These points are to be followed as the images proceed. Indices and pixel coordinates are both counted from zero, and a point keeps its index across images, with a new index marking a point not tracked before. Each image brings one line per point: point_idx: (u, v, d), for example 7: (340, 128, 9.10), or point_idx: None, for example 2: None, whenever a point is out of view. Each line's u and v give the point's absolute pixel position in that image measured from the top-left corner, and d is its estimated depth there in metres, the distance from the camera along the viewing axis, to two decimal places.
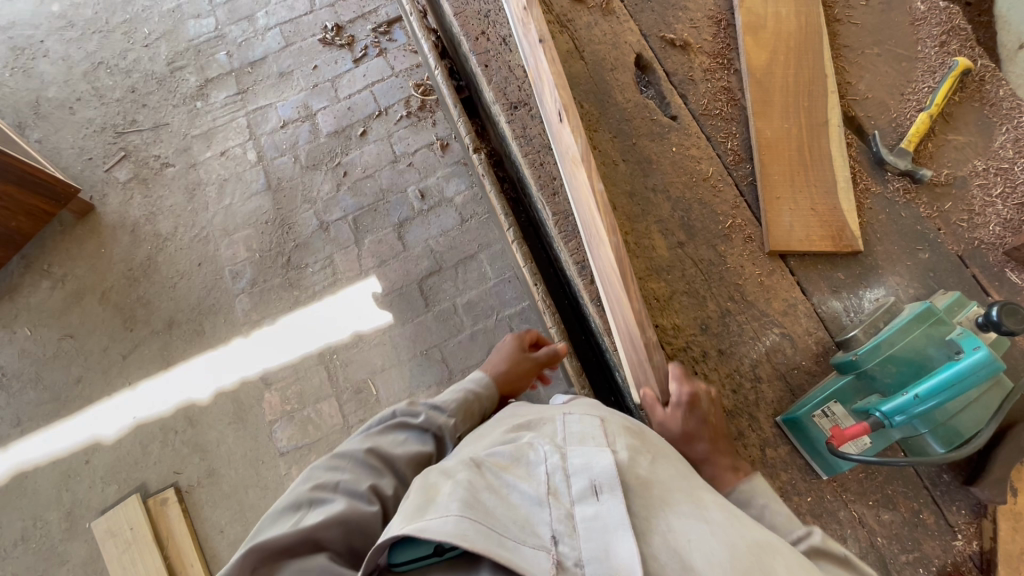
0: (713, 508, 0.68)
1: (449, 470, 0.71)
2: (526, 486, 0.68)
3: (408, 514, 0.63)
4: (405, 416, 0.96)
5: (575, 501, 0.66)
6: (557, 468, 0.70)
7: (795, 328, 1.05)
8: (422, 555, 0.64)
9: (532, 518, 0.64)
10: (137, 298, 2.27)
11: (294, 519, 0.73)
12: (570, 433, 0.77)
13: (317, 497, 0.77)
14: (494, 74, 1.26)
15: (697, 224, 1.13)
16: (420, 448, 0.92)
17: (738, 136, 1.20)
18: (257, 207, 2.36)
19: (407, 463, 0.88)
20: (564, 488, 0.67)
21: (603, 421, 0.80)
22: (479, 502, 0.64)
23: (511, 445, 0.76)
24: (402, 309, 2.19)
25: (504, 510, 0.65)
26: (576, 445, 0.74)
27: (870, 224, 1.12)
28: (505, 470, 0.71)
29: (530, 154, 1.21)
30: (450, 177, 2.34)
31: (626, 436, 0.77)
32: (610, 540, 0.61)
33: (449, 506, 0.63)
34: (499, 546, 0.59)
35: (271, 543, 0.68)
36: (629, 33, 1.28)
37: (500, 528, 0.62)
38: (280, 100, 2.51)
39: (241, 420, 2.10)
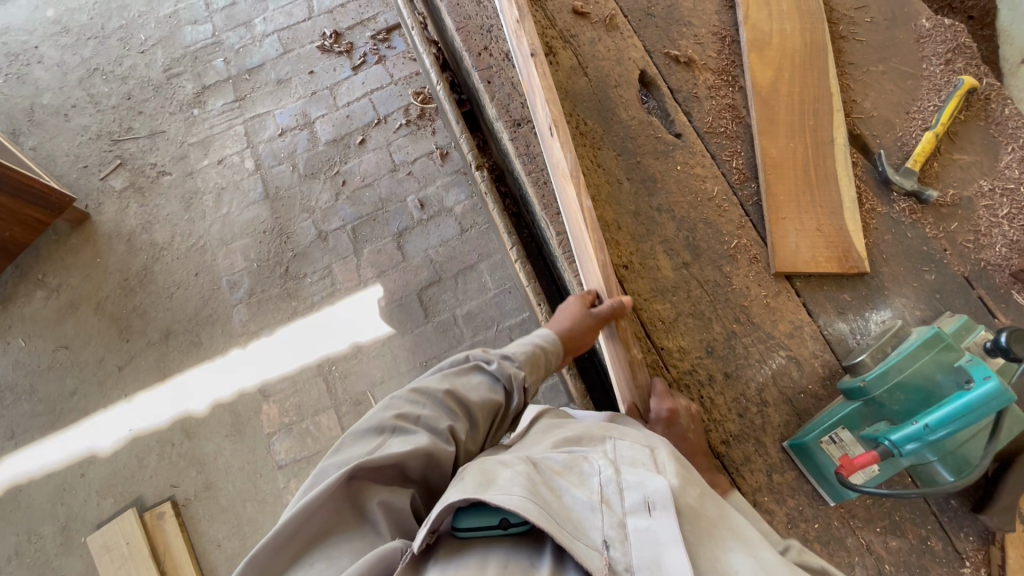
0: (758, 543, 0.70)
1: (510, 459, 0.72)
2: (579, 490, 0.70)
3: (474, 488, 0.65)
4: (480, 361, 0.94)
5: (626, 512, 0.67)
6: (611, 482, 0.71)
7: (801, 351, 1.05)
8: (484, 526, 0.66)
9: (586, 521, 0.66)
10: (133, 308, 2.25)
11: (378, 444, 0.78)
12: (622, 451, 0.78)
13: (401, 426, 0.81)
14: (497, 90, 1.24)
15: (702, 245, 1.12)
16: (491, 395, 0.92)
17: (744, 154, 1.18)
18: (255, 216, 2.34)
19: (480, 409, 0.89)
20: (617, 500, 0.69)
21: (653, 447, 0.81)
22: (540, 491, 0.66)
23: (565, 453, 0.77)
24: (402, 319, 2.17)
25: (561, 507, 0.66)
26: (628, 463, 0.75)
27: (876, 244, 1.11)
28: (559, 474, 0.72)
29: (533, 172, 1.19)
30: (450, 186, 2.32)
31: (674, 463, 0.78)
32: (661, 552, 0.63)
33: (512, 488, 0.65)
34: (557, 530, 0.61)
35: (367, 463, 0.74)
36: (633, 49, 1.27)
37: (557, 516, 0.63)
38: (278, 107, 2.49)
39: (239, 433, 2.08)
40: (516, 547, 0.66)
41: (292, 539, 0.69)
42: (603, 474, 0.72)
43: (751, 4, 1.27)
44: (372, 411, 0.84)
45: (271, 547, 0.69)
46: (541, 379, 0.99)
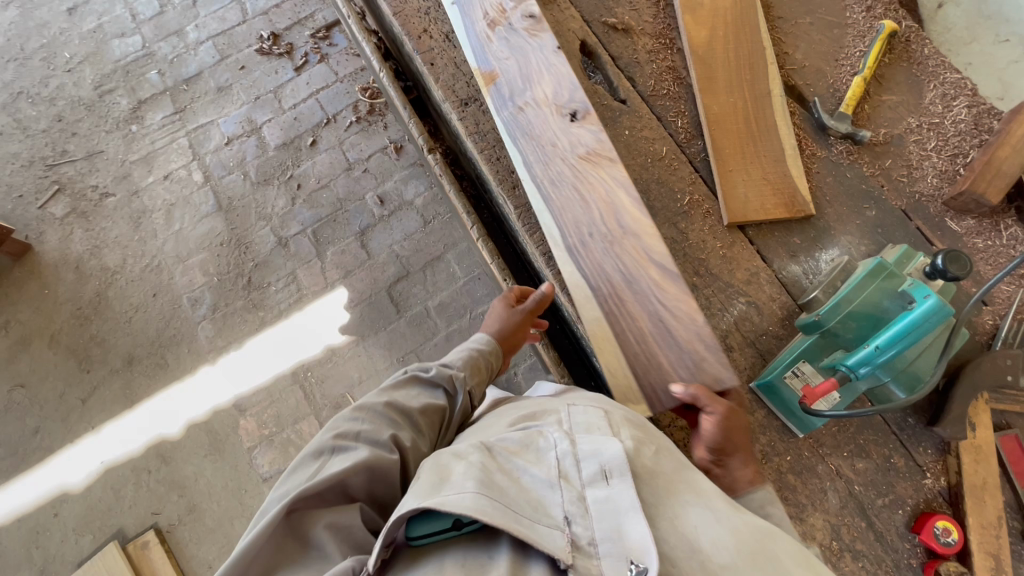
0: (714, 495, 0.74)
1: (465, 450, 0.75)
2: (537, 469, 0.73)
3: (427, 489, 0.67)
4: (417, 373, 1.02)
5: (585, 485, 0.71)
6: (567, 455, 0.75)
7: (760, 296, 1.09)
8: (439, 529, 0.68)
9: (545, 501, 0.69)
10: (91, 337, 2.16)
11: (317, 466, 0.80)
12: (577, 422, 0.82)
13: (340, 445, 0.83)
14: (441, 72, 1.24)
15: (657, 204, 1.15)
16: (433, 401, 0.98)
17: (688, 114, 1.22)
18: (209, 230, 2.27)
19: (421, 416, 0.95)
20: (575, 473, 0.73)
21: (608, 412, 0.85)
22: (493, 482, 0.69)
23: (522, 433, 0.81)
24: (373, 318, 2.15)
25: (518, 492, 0.69)
26: (583, 433, 0.79)
27: (819, 188, 1.16)
28: (516, 455, 0.76)
29: (485, 149, 1.19)
30: (408, 179, 2.30)
31: (630, 427, 0.82)
32: (622, 521, 0.66)
33: (465, 484, 0.67)
34: (513, 520, 0.64)
35: (307, 491, 0.75)
36: (572, 20, 1.29)
37: (513, 504, 0.66)
38: (221, 116, 2.42)
39: (219, 451, 2.03)
40: (473, 544, 0.67)
41: None
42: (559, 448, 0.76)
43: None
44: (312, 439, 0.86)
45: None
46: (484, 380, 1.08)
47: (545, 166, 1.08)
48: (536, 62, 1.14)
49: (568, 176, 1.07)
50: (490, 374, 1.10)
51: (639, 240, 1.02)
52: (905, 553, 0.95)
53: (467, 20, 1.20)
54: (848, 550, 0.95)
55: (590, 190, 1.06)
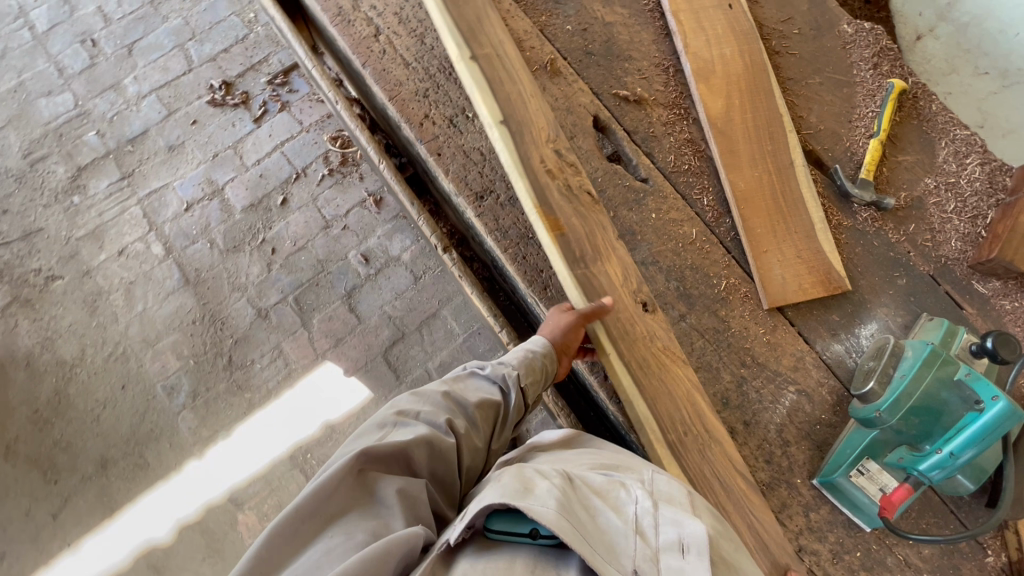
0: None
1: (550, 469, 0.75)
2: (614, 515, 0.71)
3: (514, 493, 0.68)
4: (475, 368, 0.99)
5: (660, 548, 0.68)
6: (647, 514, 0.72)
7: (808, 382, 1.06)
8: (514, 531, 0.69)
9: (617, 547, 0.67)
10: (55, 442, 1.94)
11: (381, 433, 0.81)
12: (660, 486, 0.78)
13: (402, 420, 0.84)
14: (450, 163, 1.15)
15: (694, 292, 1.10)
16: (488, 396, 0.94)
17: (713, 189, 1.18)
18: (178, 307, 2.07)
19: (477, 409, 0.91)
20: (652, 534, 0.69)
21: (693, 492, 0.80)
22: (574, 509, 0.68)
23: (605, 476, 0.79)
24: (372, 387, 2.03)
25: (594, 526, 0.68)
26: (667, 500, 0.75)
27: (850, 259, 1.15)
28: (596, 493, 0.75)
29: (509, 247, 1.11)
30: (392, 234, 2.18)
31: (712, 515, 0.77)
32: None
33: (548, 499, 0.67)
34: (588, 550, 0.63)
35: (373, 451, 0.76)
36: (581, 94, 1.22)
37: (589, 536, 0.65)
38: (176, 178, 2.21)
39: (218, 552, 1.85)
40: (542, 556, 0.69)
41: (306, 518, 0.71)
42: (641, 504, 0.73)
43: (688, 32, 1.24)
44: (376, 411, 0.87)
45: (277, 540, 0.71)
46: (541, 383, 0.98)
47: (632, 360, 1.02)
48: (600, 234, 1.07)
49: (653, 367, 1.02)
50: (546, 378, 0.99)
51: (722, 446, 0.99)
52: None
53: (520, 162, 1.07)
54: None
55: (678, 389, 1.01)
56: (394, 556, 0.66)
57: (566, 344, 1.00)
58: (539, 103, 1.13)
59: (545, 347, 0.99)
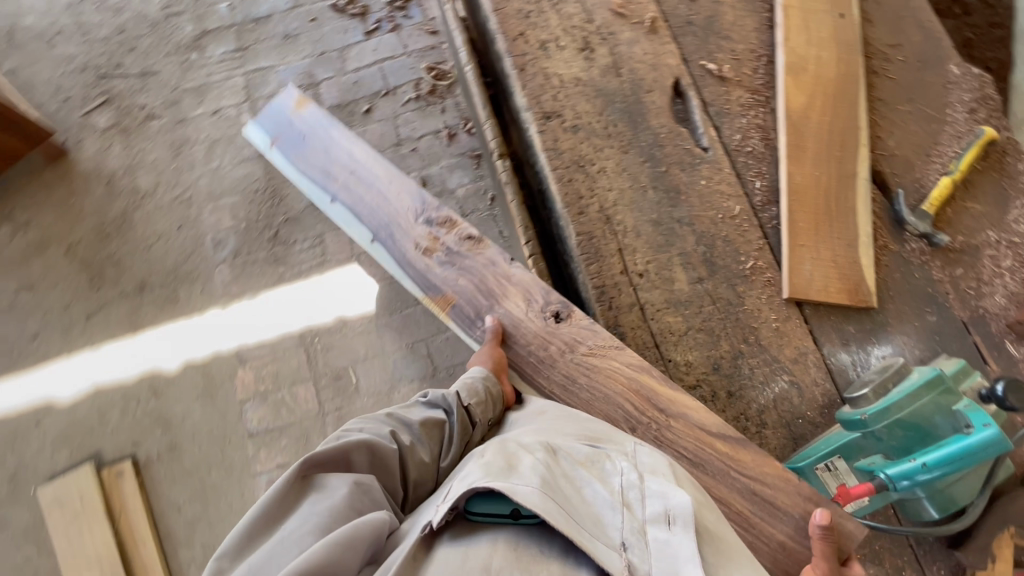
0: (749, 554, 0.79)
1: (532, 445, 0.82)
2: (601, 486, 0.78)
3: (499, 472, 0.74)
4: (421, 399, 1.08)
5: (646, 520, 0.75)
6: (634, 486, 0.79)
7: (804, 377, 1.07)
8: (498, 511, 0.76)
9: (605, 518, 0.74)
10: (108, 255, 2.14)
11: (330, 440, 0.92)
12: (643, 460, 0.85)
13: (346, 432, 0.94)
14: (529, 80, 1.21)
15: (719, 262, 1.12)
16: (431, 416, 1.03)
17: (769, 177, 1.19)
18: (247, 174, 2.24)
19: (421, 427, 1.00)
20: (638, 506, 0.76)
21: (672, 463, 0.88)
22: (558, 483, 0.75)
23: (590, 448, 0.86)
24: (391, 298, 2.12)
25: (580, 501, 0.75)
26: (650, 473, 0.82)
27: (885, 281, 1.14)
28: (580, 466, 0.81)
29: (559, 168, 1.16)
30: (454, 168, 2.27)
31: (692, 487, 0.85)
32: (677, 566, 0.70)
33: (532, 476, 0.74)
34: (574, 527, 0.70)
35: (317, 456, 0.86)
36: (670, 55, 1.26)
37: (575, 513, 0.72)
38: (282, 63, 2.38)
39: (212, 396, 2.00)
40: (526, 534, 0.75)
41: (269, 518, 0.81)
42: (626, 477, 0.80)
43: (792, 28, 1.26)
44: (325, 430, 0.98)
45: (243, 542, 0.79)
46: (489, 404, 1.04)
47: (558, 377, 1.06)
48: (490, 278, 1.15)
49: (582, 380, 1.04)
50: (494, 402, 1.05)
51: (687, 418, 0.98)
52: None
53: (399, 259, 1.20)
54: None
55: (614, 380, 1.02)
56: (357, 539, 0.76)
57: (501, 363, 1.08)
58: (400, 188, 1.26)
59: (483, 372, 1.05)
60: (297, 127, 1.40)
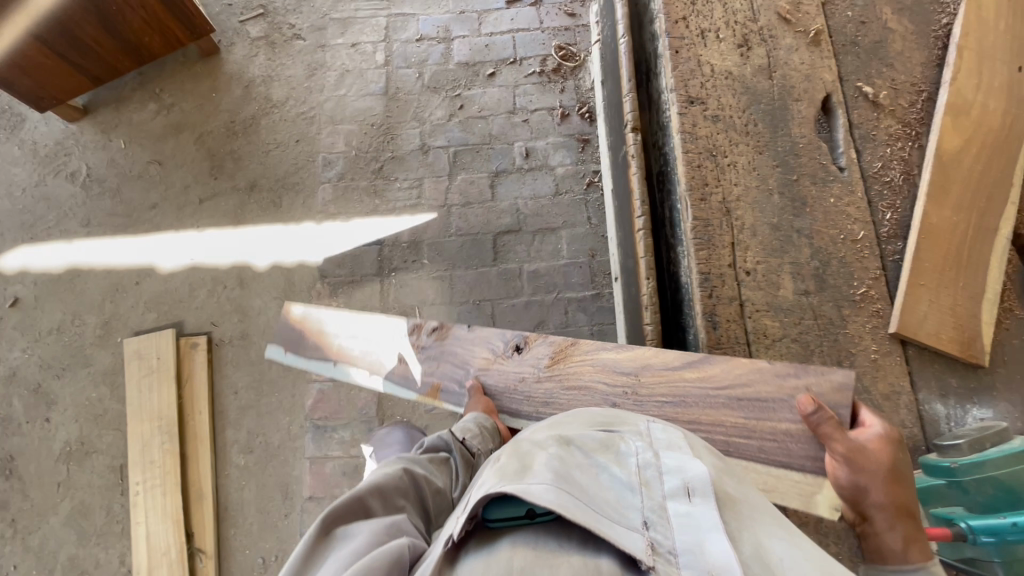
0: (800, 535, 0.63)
1: (542, 440, 0.71)
2: (616, 470, 0.66)
3: (512, 475, 0.63)
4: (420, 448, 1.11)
5: (666, 496, 0.62)
6: (649, 464, 0.66)
7: (891, 415, 1.04)
8: (513, 515, 0.64)
9: (622, 502, 0.62)
10: (230, 151, 2.32)
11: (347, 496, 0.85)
12: (657, 432, 0.72)
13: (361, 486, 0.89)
14: (682, 63, 1.23)
15: (830, 280, 1.11)
16: (433, 455, 1.05)
17: (901, 211, 1.16)
18: (368, 108, 2.37)
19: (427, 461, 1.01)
20: (657, 482, 0.64)
21: (688, 434, 0.75)
22: (571, 474, 0.63)
23: (602, 431, 0.73)
24: (470, 254, 2.19)
25: (596, 489, 0.63)
26: (666, 446, 0.70)
27: (1001, 344, 1.08)
28: (595, 452, 0.69)
29: (691, 152, 1.18)
30: (559, 147, 2.31)
31: (710, 454, 0.72)
32: (704, 537, 0.57)
33: (545, 474, 0.62)
34: (591, 518, 0.58)
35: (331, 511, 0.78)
36: (827, 70, 1.24)
37: (591, 502, 0.60)
38: (424, 13, 2.50)
39: (288, 300, 2.14)
40: (546, 534, 0.62)
41: None
42: (640, 455, 0.68)
43: (963, 69, 1.22)
44: None
45: None
46: (486, 439, 1.09)
47: (542, 390, 1.18)
48: (461, 350, 1.27)
49: (559, 390, 1.16)
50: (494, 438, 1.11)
51: (655, 368, 1.09)
52: None
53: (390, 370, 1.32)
54: None
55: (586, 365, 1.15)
56: (382, 563, 0.66)
57: (489, 405, 1.18)
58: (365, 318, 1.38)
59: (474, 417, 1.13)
60: (298, 327, 1.40)
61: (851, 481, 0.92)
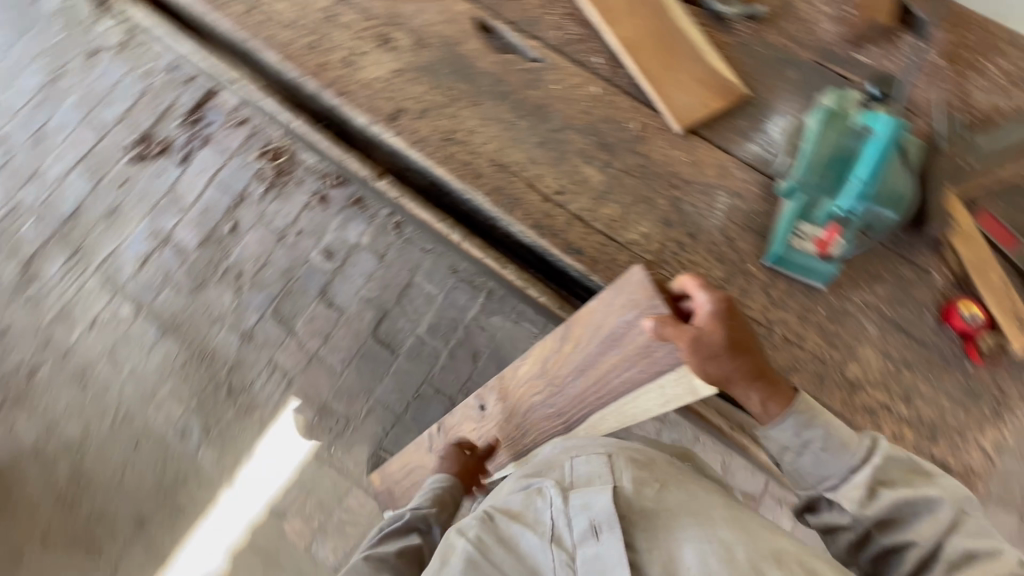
0: (717, 522, 0.90)
1: (469, 524, 0.97)
2: (532, 533, 0.93)
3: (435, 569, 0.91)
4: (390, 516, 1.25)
5: (576, 543, 0.88)
6: (562, 515, 0.93)
7: (736, 184, 1.15)
8: None
9: (538, 565, 0.89)
10: (86, 518, 1.96)
11: None
12: (578, 475, 1.01)
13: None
14: (357, 98, 1.21)
15: (611, 140, 1.18)
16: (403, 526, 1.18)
17: (602, 50, 1.25)
18: (165, 356, 2.11)
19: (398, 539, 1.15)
20: (567, 534, 0.90)
21: (610, 458, 1.04)
22: (487, 557, 0.90)
23: (525, 491, 1.02)
24: (372, 368, 2.10)
25: (511, 561, 0.90)
26: (582, 485, 0.99)
27: (743, 70, 1.23)
28: (515, 519, 0.96)
29: (433, 152, 1.17)
30: (346, 223, 2.24)
31: (632, 470, 1.02)
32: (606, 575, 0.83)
33: (457, 568, 0.89)
34: None
35: None
36: (457, 2, 1.29)
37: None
38: (124, 238, 2.24)
39: (276, 564, 1.95)
40: None
41: None
42: (553, 507, 0.95)
43: None
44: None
45: None
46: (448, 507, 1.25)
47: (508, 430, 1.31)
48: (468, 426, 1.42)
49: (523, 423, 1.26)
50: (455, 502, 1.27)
51: (549, 355, 1.13)
52: (946, 345, 1.05)
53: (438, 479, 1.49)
54: (902, 365, 1.04)
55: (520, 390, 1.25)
56: None
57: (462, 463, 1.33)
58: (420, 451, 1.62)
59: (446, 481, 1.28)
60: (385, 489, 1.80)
61: (715, 367, 0.82)
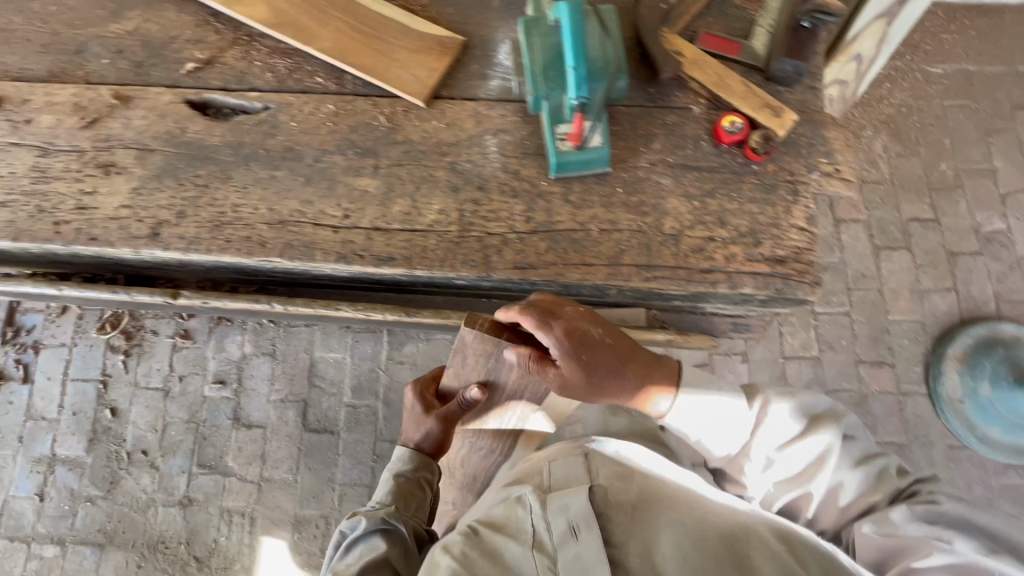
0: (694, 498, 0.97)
1: (452, 539, 1.01)
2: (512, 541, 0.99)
3: None
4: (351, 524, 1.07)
5: (559, 542, 0.93)
6: (543, 519, 0.99)
7: (495, 122, 1.18)
8: None
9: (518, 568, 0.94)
10: None
11: None
12: (558, 478, 1.08)
13: None
14: (109, 236, 1.14)
15: (368, 144, 1.18)
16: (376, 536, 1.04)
17: (319, 68, 1.24)
18: (115, 570, 1.95)
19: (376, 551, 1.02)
20: (548, 536, 0.96)
21: (588, 457, 1.10)
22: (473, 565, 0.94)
23: (506, 501, 1.09)
24: (322, 459, 2.02)
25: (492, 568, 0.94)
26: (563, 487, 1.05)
27: (451, 20, 1.25)
28: (495, 531, 1.02)
29: (210, 245, 1.12)
30: (222, 344, 2.14)
31: (610, 466, 1.07)
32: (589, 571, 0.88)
33: None
34: None
35: None
36: (161, 95, 1.23)
37: None
38: (8, 485, 2.04)
39: None
40: None
41: None
42: (533, 511, 1.02)
43: None
44: None
45: None
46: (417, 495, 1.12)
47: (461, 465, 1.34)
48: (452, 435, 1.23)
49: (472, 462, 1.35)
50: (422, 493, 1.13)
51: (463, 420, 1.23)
52: (730, 160, 1.12)
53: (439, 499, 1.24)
54: (705, 196, 1.11)
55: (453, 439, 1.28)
56: None
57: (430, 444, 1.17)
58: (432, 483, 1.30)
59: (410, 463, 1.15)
60: None
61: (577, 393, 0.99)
